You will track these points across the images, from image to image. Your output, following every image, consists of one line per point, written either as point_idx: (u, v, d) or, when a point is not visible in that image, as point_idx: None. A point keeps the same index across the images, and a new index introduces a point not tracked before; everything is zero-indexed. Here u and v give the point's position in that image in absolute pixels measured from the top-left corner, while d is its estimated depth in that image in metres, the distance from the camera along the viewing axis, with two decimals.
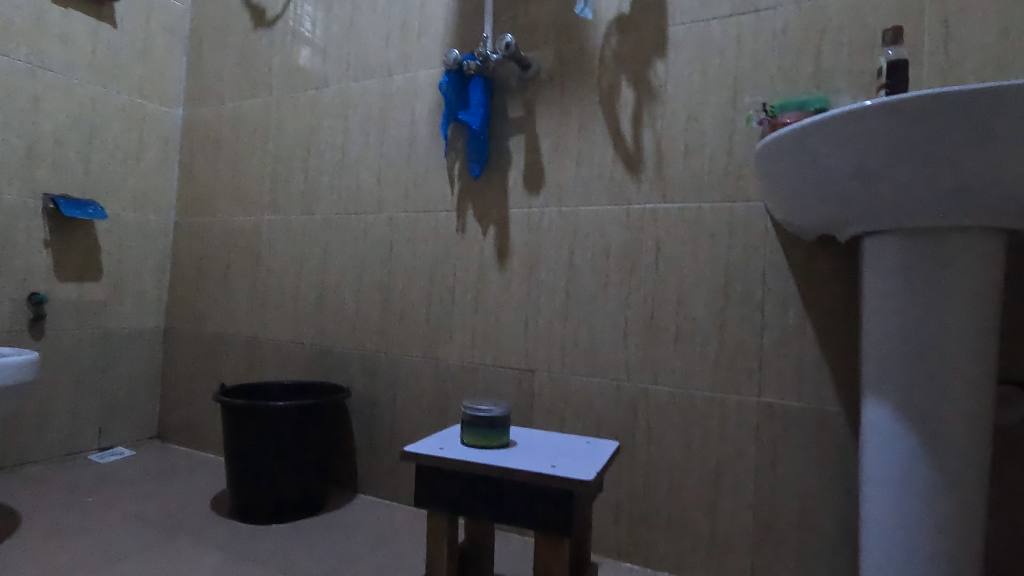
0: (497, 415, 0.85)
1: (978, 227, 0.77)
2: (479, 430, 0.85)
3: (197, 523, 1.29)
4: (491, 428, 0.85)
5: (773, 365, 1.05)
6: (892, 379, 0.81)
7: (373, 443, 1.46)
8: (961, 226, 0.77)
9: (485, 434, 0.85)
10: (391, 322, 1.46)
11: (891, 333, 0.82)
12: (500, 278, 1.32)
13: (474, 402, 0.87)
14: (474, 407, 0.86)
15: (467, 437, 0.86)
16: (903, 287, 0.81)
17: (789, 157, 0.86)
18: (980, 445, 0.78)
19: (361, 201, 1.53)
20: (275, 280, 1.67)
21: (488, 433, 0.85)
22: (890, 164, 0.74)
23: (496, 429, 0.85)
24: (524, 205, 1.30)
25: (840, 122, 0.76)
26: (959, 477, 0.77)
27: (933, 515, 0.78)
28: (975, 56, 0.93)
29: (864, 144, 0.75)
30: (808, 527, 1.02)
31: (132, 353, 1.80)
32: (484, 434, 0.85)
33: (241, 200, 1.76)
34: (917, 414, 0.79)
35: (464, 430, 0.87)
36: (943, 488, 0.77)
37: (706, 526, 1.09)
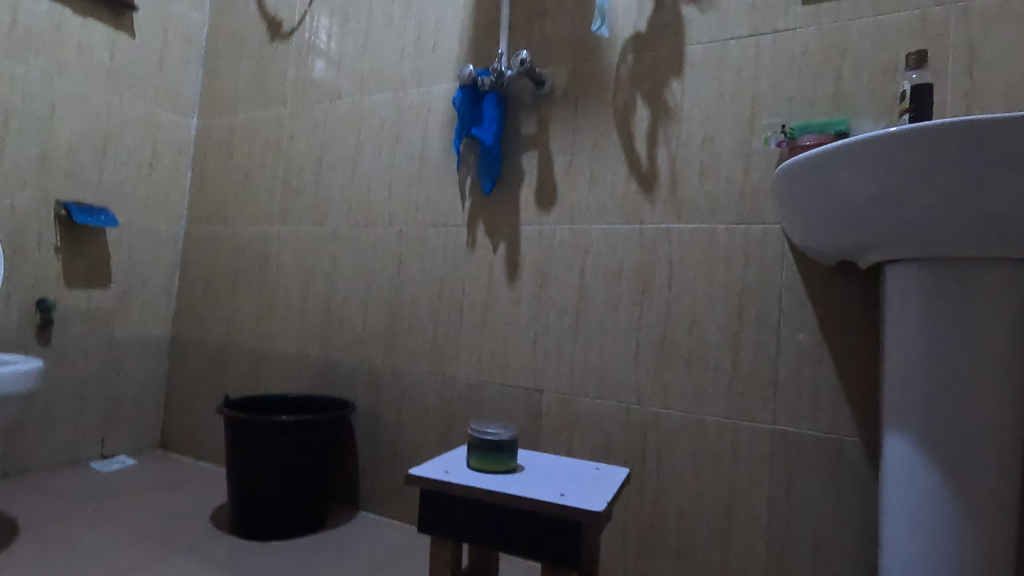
0: (506, 439, 0.83)
1: (1007, 259, 0.75)
2: (487, 454, 0.83)
3: (196, 537, 1.27)
4: (499, 452, 0.83)
5: (789, 392, 1.02)
6: (915, 412, 0.78)
7: (376, 459, 1.44)
8: (990, 257, 0.74)
9: (493, 458, 0.83)
10: (398, 336, 1.45)
11: (914, 364, 0.79)
12: (509, 296, 1.30)
13: (481, 425, 0.85)
14: (482, 430, 0.84)
15: (473, 460, 0.84)
16: (929, 317, 0.78)
17: (810, 180, 0.84)
18: (1008, 486, 0.75)
19: (371, 214, 1.53)
20: (283, 291, 1.66)
21: (495, 458, 0.83)
22: (917, 191, 0.72)
23: (504, 453, 0.83)
24: (535, 222, 1.29)
25: (864, 147, 0.74)
26: (986, 518, 0.74)
27: (957, 557, 0.74)
28: (1001, 81, 0.91)
29: (889, 170, 0.73)
30: (824, 562, 0.98)
31: (138, 360, 1.79)
32: (492, 458, 0.83)
33: (252, 210, 1.76)
34: (942, 449, 0.76)
35: (470, 453, 0.84)
36: (969, 528, 0.74)
37: (716, 557, 1.05)
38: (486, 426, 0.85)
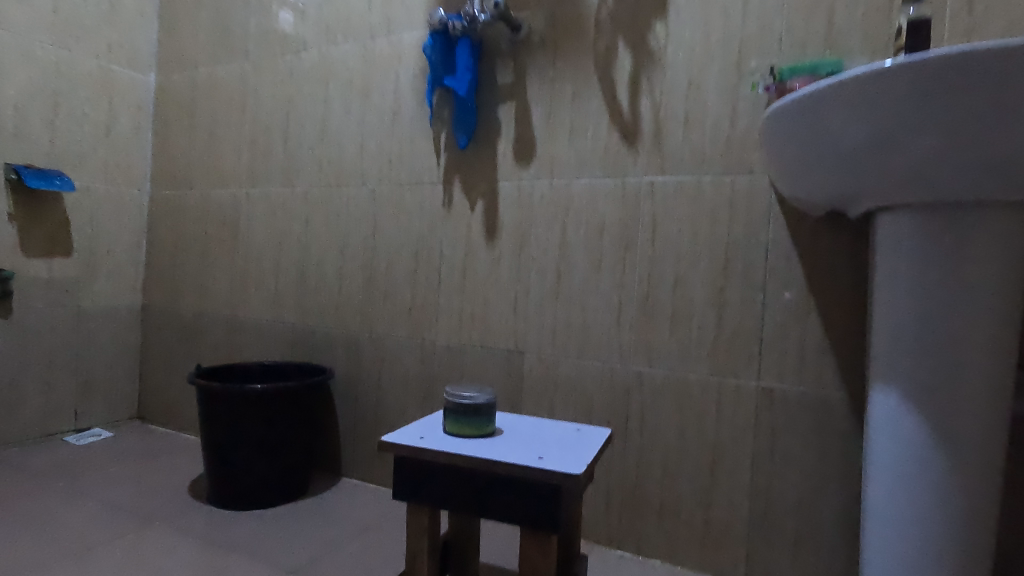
0: (483, 402, 0.80)
1: (1002, 203, 0.71)
2: (463, 418, 0.79)
3: (173, 509, 1.25)
4: (476, 416, 0.79)
5: (774, 348, 1.00)
6: (903, 364, 0.76)
7: (357, 426, 1.41)
8: (985, 201, 0.71)
9: (470, 422, 0.80)
10: (375, 301, 1.40)
11: (904, 315, 0.76)
12: (488, 256, 1.25)
13: (457, 388, 0.82)
14: (458, 393, 0.81)
15: (450, 426, 0.80)
16: (920, 268, 0.75)
17: (800, 126, 0.79)
18: (996, 436, 0.73)
19: (344, 174, 1.45)
20: (255, 257, 1.60)
21: (472, 422, 0.79)
22: (909, 133, 0.67)
23: (481, 417, 0.80)
24: (514, 178, 1.23)
25: (855, 85, 0.69)
26: (972, 469, 0.73)
27: (942, 507, 0.74)
28: (1002, 16, 0.86)
29: (881, 111, 0.68)
30: (806, 517, 0.98)
31: (108, 331, 1.73)
32: (468, 422, 0.79)
33: (218, 172, 1.68)
34: (929, 401, 0.74)
35: (446, 418, 0.81)
36: (953, 482, 0.73)
37: (700, 514, 1.05)
38: (463, 389, 0.82)
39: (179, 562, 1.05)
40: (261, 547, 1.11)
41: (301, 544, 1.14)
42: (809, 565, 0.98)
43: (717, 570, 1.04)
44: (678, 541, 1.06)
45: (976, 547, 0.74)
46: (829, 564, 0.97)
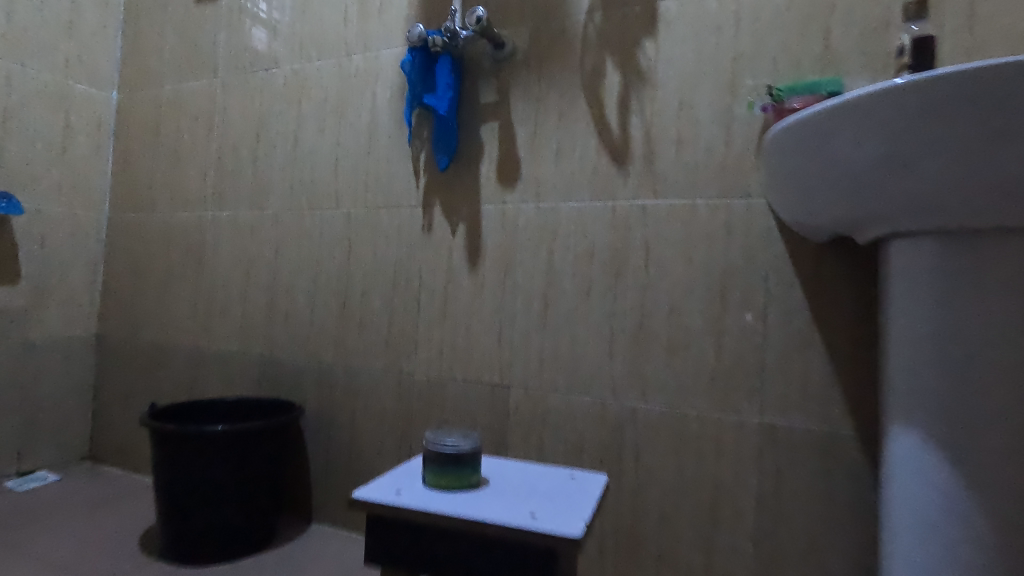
0: (466, 451, 0.72)
1: None
2: (444, 469, 0.72)
3: (120, 565, 1.12)
4: (459, 467, 0.72)
5: (776, 381, 0.94)
6: (926, 404, 0.70)
7: (329, 467, 1.31)
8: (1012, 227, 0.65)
9: (452, 475, 0.72)
10: (349, 331, 1.31)
11: (926, 351, 0.71)
12: (470, 283, 1.18)
13: (439, 435, 0.74)
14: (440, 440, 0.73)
15: (431, 478, 0.72)
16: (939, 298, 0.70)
17: (802, 153, 0.75)
18: None
19: (316, 196, 1.37)
20: (221, 283, 1.50)
21: (454, 474, 0.71)
22: (922, 162, 0.62)
23: (465, 468, 0.72)
24: (497, 200, 1.16)
25: (860, 109, 0.65)
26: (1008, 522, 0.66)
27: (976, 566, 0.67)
28: (1004, 35, 0.83)
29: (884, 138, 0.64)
30: (816, 565, 0.91)
31: (58, 364, 1.60)
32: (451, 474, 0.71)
33: (183, 194, 1.58)
34: (955, 446, 0.68)
35: (427, 469, 0.73)
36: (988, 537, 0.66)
37: (701, 562, 0.97)
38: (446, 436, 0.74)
39: None
40: None
41: None
42: None
43: None
44: None
45: None
46: None
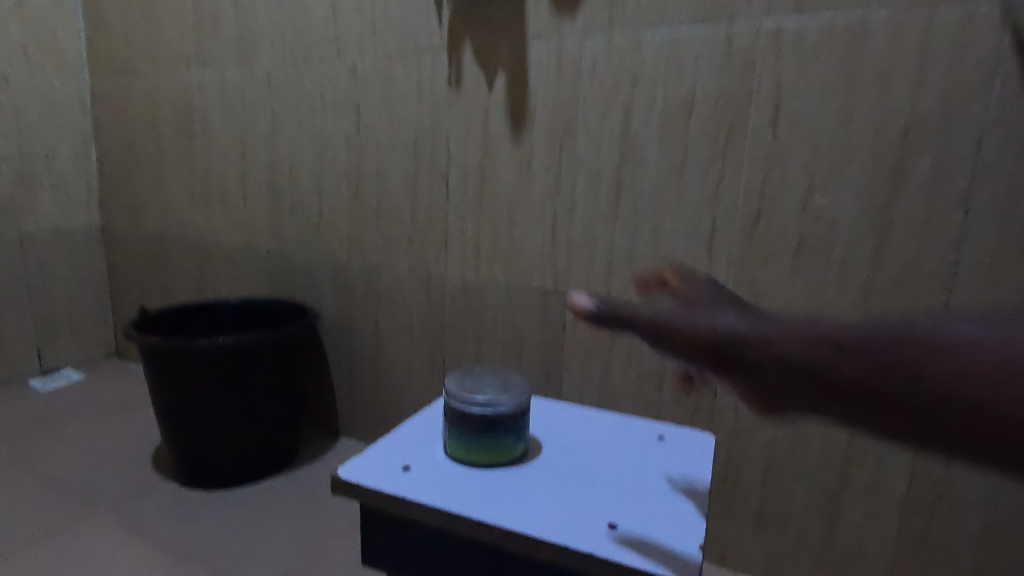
0: (502, 417, 0.48)
1: None
2: (469, 438, 0.49)
3: (130, 484, 1.01)
4: (489, 435, 0.48)
5: (969, 298, 0.63)
6: None
7: (354, 380, 1.12)
8: None
9: (481, 449, 0.49)
10: (366, 221, 1.05)
11: None
12: (514, 157, 0.87)
13: (463, 384, 0.51)
14: (464, 392, 0.50)
15: (455, 450, 0.50)
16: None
17: None
18: None
19: (314, 45, 1.05)
20: (217, 164, 1.25)
21: (484, 447, 0.49)
22: None
23: (502, 439, 0.49)
24: (551, 35, 0.81)
25: None
26: None
27: None
28: None
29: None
30: (996, 549, 0.65)
31: (63, 258, 1.45)
32: (479, 450, 0.49)
33: (162, 52, 1.28)
34: None
35: (449, 436, 0.50)
36: None
37: (820, 528, 0.73)
38: (473, 383, 0.51)
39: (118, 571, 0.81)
40: (227, 549, 0.86)
41: (278, 544, 0.88)
42: None
43: None
44: (783, 558, 0.76)
45: None
46: None
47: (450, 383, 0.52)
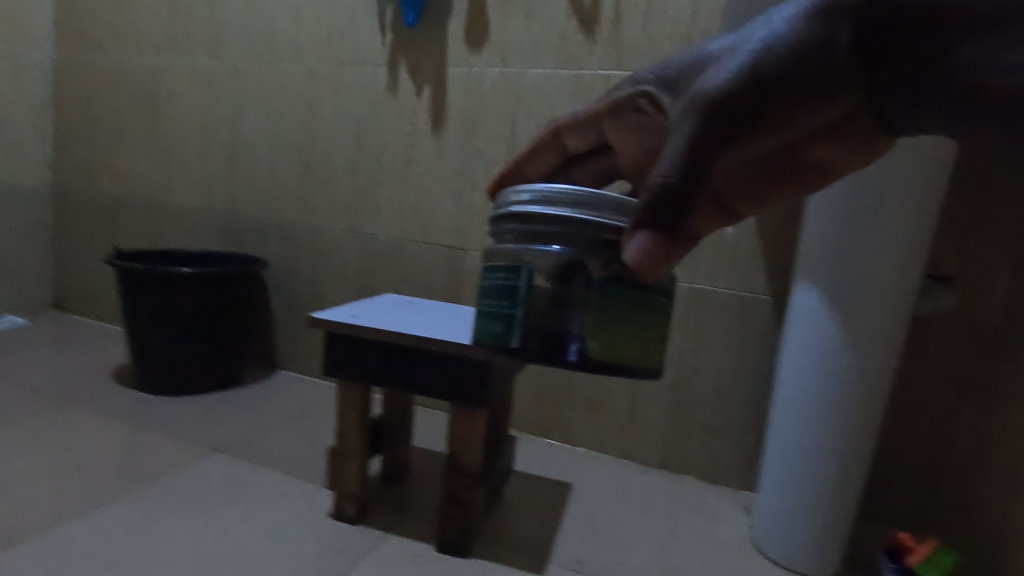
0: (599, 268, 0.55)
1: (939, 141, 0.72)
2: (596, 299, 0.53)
3: (92, 393, 1.20)
4: (616, 307, 0.53)
5: (709, 251, 1.02)
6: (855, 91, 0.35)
7: (292, 318, 1.38)
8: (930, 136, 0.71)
9: (623, 325, 0.53)
10: (313, 190, 1.32)
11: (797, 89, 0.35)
12: (433, 145, 1.20)
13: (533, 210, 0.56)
14: (527, 246, 0.57)
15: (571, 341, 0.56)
16: (853, 189, 0.75)
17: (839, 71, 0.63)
18: (876, 327, 0.76)
19: (277, 46, 1.31)
20: (178, 136, 1.45)
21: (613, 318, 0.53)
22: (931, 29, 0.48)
23: (638, 316, 0.53)
24: (464, 63, 1.15)
25: None
26: (859, 356, 0.77)
27: (825, 397, 0.79)
28: None
29: None
30: (721, 408, 1.05)
31: (12, 212, 1.57)
32: (619, 322, 0.53)
33: (132, 36, 1.47)
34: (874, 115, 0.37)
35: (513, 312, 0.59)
36: (830, 381, 0.79)
37: (625, 405, 1.10)
38: (544, 195, 0.56)
39: (98, 441, 1.01)
40: (192, 425, 1.08)
41: (232, 422, 1.11)
42: (718, 451, 1.06)
43: (636, 456, 1.11)
44: (602, 429, 1.12)
45: (865, 415, 0.79)
46: (735, 450, 1.05)
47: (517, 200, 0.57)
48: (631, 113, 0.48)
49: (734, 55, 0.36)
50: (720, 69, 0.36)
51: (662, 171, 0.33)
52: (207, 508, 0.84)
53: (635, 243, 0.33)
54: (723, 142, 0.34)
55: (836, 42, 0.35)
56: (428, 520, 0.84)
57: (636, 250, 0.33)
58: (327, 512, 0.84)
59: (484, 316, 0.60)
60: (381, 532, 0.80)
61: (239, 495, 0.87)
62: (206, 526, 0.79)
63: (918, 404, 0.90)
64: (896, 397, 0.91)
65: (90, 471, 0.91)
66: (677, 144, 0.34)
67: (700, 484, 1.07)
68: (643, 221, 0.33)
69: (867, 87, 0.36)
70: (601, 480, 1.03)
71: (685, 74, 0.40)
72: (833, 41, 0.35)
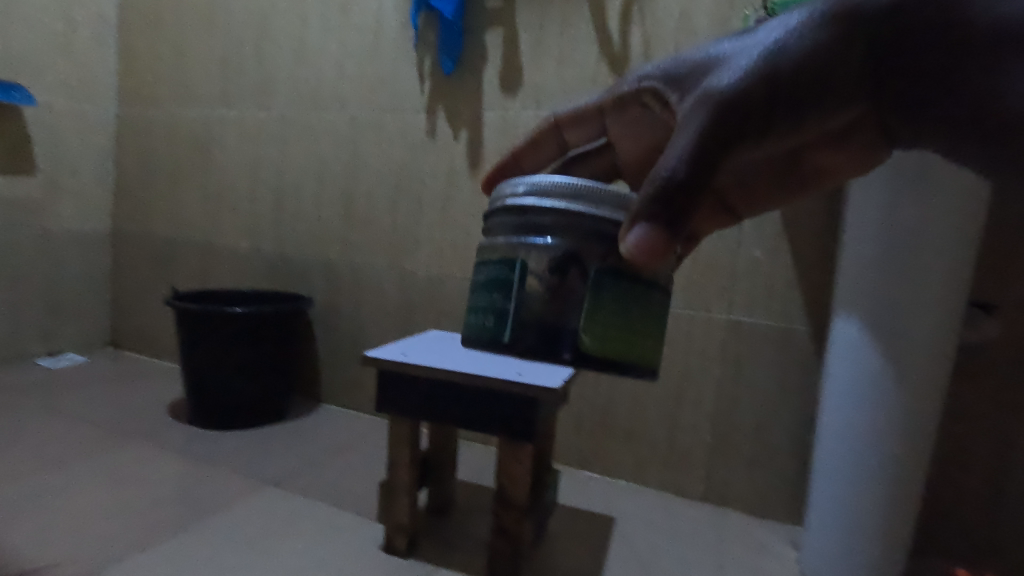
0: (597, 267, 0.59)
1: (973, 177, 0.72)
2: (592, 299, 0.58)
3: (150, 428, 1.26)
4: (615, 303, 0.58)
5: (745, 282, 1.03)
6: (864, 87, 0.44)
7: (336, 353, 1.43)
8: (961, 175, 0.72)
9: (613, 320, 0.59)
10: (356, 230, 1.38)
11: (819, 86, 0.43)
12: (470, 186, 1.25)
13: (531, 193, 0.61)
14: (522, 240, 0.61)
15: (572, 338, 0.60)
16: (890, 221, 0.76)
17: None
18: (921, 358, 0.76)
19: (322, 97, 1.40)
20: (229, 182, 1.54)
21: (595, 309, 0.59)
22: None
23: (625, 314, 0.59)
24: (499, 107, 1.21)
25: None
26: (906, 387, 0.77)
27: (874, 430, 0.79)
28: None
29: None
30: (763, 440, 1.04)
31: (76, 256, 1.68)
32: (607, 312, 0.58)
33: (188, 91, 1.59)
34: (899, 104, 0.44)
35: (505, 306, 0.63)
36: (878, 413, 0.78)
37: (666, 437, 1.10)
38: (539, 188, 0.61)
39: (160, 475, 1.05)
40: (245, 459, 1.13)
41: (282, 456, 1.15)
42: (762, 483, 1.05)
43: (678, 488, 1.10)
44: (643, 461, 1.12)
45: (913, 447, 0.78)
46: (780, 483, 1.04)
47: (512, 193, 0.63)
48: (633, 108, 0.59)
49: (742, 57, 0.43)
50: (727, 77, 0.42)
51: (673, 164, 0.39)
52: (263, 540, 0.87)
53: (635, 235, 0.39)
54: (729, 144, 0.40)
55: (831, 57, 0.42)
56: (476, 553, 0.85)
57: (637, 240, 0.39)
58: (378, 545, 0.86)
59: (480, 305, 0.64)
60: (431, 565, 0.82)
61: (293, 529, 0.90)
62: (265, 558, 0.83)
63: (969, 435, 0.88)
64: (946, 427, 0.89)
65: (153, 504, 0.95)
66: (685, 143, 0.40)
67: (745, 517, 1.06)
68: (645, 214, 0.39)
69: (866, 93, 0.44)
70: (644, 513, 1.03)
71: (692, 80, 0.46)
72: (836, 55, 0.42)
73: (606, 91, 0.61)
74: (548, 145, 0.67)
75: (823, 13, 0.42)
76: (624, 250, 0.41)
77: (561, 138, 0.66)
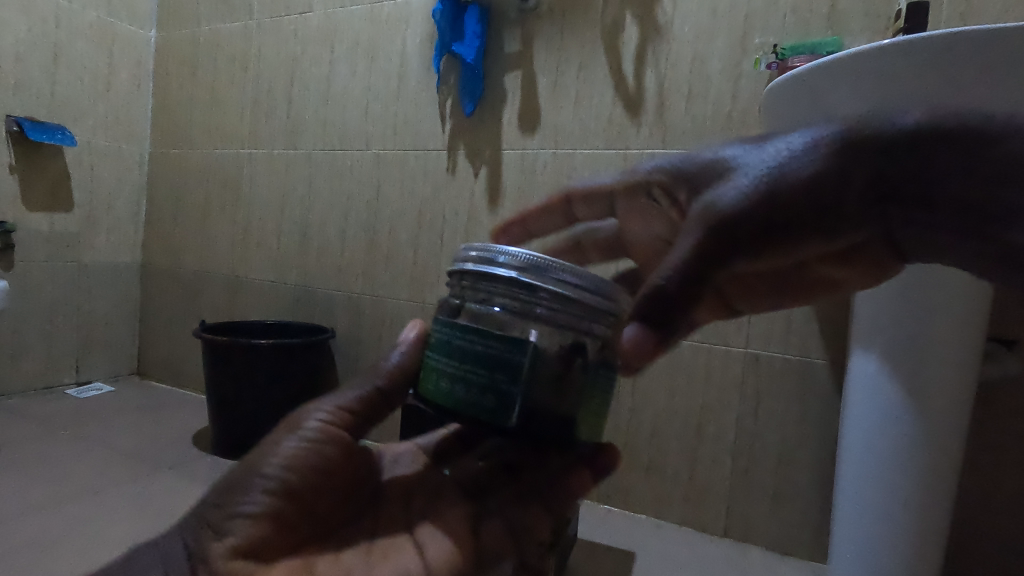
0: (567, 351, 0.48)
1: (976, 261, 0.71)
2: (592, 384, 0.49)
3: (177, 458, 1.28)
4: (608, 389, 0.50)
5: (763, 316, 1.04)
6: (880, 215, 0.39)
7: None
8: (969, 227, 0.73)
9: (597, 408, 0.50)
10: (378, 263, 1.42)
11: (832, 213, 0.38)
12: (490, 221, 1.28)
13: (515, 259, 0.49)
14: (516, 313, 0.47)
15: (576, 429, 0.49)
16: (906, 291, 0.76)
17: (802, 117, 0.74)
18: (941, 394, 0.77)
19: (348, 136, 1.45)
20: (256, 216, 1.60)
21: (575, 408, 0.48)
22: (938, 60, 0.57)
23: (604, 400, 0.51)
24: (518, 146, 1.25)
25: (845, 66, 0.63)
26: (927, 424, 0.77)
27: (897, 466, 0.79)
28: (992, 11, 0.92)
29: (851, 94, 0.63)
30: (784, 475, 1.04)
31: (107, 288, 1.74)
32: (600, 403, 0.50)
33: (219, 131, 1.66)
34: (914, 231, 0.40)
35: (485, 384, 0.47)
36: (901, 450, 0.78)
37: (686, 471, 1.10)
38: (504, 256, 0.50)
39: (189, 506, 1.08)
40: None
41: None
42: (785, 519, 1.04)
43: (698, 523, 1.10)
44: (662, 496, 1.12)
45: (936, 484, 0.78)
46: (803, 518, 1.03)
47: (465, 260, 0.52)
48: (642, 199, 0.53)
49: (745, 173, 0.39)
50: (733, 187, 0.39)
51: (667, 276, 0.37)
52: None
53: (628, 334, 0.38)
54: (729, 256, 0.38)
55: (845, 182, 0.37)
56: None
57: (631, 337, 0.38)
58: None
59: (460, 386, 0.47)
60: None
61: None
62: None
63: (992, 472, 0.88)
64: (970, 464, 0.88)
65: None
66: (681, 256, 0.38)
67: (768, 554, 1.04)
68: (637, 319, 0.38)
69: (871, 219, 0.40)
70: (666, 549, 1.03)
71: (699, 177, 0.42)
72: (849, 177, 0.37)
73: (620, 172, 0.55)
74: (557, 218, 0.61)
75: (840, 130, 0.38)
76: (620, 344, 0.39)
77: (570, 213, 0.61)
